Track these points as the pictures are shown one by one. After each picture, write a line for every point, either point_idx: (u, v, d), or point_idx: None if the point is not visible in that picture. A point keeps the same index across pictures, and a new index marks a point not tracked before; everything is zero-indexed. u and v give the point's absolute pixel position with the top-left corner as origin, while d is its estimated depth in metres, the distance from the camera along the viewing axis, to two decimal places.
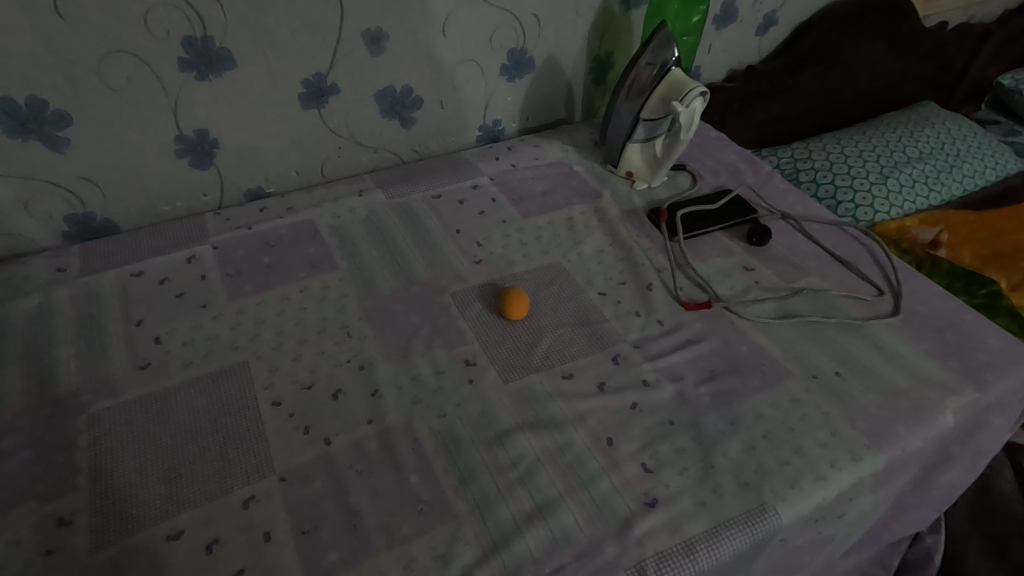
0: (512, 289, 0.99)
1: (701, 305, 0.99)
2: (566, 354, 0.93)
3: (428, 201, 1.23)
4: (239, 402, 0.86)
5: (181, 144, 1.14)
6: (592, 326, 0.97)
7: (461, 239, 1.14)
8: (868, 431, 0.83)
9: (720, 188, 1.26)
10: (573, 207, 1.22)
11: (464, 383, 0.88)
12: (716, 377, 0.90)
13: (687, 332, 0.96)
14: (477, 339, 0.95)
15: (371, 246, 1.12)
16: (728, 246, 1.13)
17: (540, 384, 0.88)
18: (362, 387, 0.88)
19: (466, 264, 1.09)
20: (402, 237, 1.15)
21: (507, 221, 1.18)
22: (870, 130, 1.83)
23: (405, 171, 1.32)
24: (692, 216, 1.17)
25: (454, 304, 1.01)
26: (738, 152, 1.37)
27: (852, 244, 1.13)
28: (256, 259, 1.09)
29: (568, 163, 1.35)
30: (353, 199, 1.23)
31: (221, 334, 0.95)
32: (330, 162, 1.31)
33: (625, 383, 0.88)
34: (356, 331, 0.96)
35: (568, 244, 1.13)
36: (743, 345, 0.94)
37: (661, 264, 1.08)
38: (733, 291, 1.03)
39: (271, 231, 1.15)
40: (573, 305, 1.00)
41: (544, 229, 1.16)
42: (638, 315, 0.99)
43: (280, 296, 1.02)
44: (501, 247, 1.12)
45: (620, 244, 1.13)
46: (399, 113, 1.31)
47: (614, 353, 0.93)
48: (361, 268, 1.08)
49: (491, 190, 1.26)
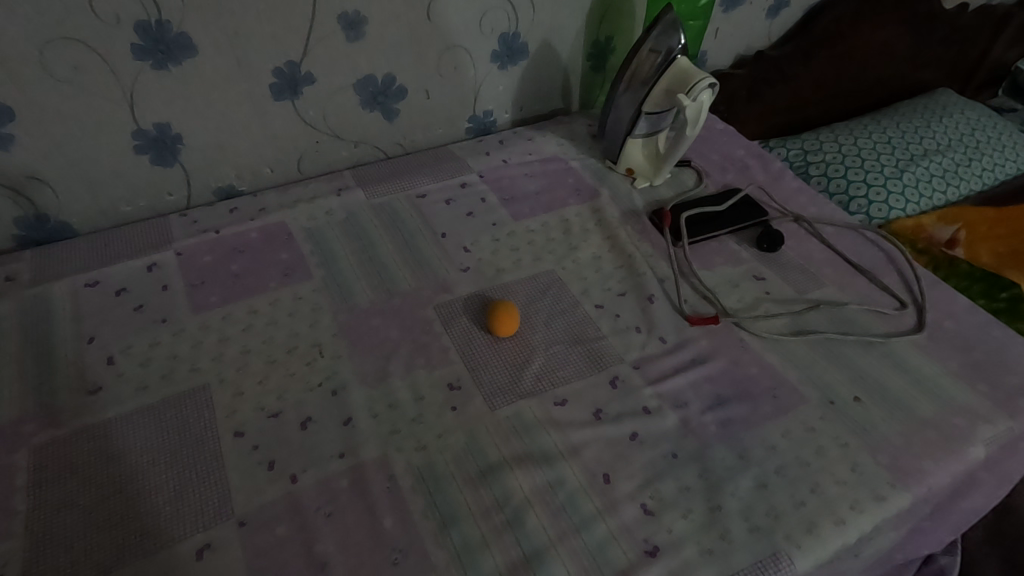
0: (500, 302, 0.91)
1: (707, 320, 0.91)
2: (559, 377, 0.84)
3: (412, 201, 1.14)
4: (200, 433, 0.78)
5: (141, 140, 1.04)
6: (588, 343, 0.89)
7: (446, 244, 1.05)
8: (892, 465, 0.75)
9: (727, 188, 1.17)
10: (568, 208, 1.13)
11: (447, 410, 0.80)
12: (724, 403, 0.82)
13: (692, 350, 0.88)
14: (461, 359, 0.86)
15: (348, 252, 1.03)
16: (736, 252, 1.04)
17: (530, 411, 0.80)
18: (334, 414, 0.80)
19: (452, 272, 1.00)
20: (383, 241, 1.06)
21: (497, 224, 1.09)
22: (884, 120, 1.73)
23: (388, 167, 1.23)
24: (698, 219, 1.08)
25: (438, 319, 0.92)
26: (747, 148, 1.27)
27: (871, 250, 1.04)
28: (223, 267, 1.00)
29: (564, 158, 1.25)
30: (330, 199, 1.13)
31: (182, 353, 0.87)
32: (308, 157, 1.21)
33: (624, 410, 0.80)
34: (330, 350, 0.88)
35: (563, 250, 1.04)
36: (753, 366, 0.86)
37: (664, 273, 1.00)
38: (742, 304, 0.95)
39: (241, 236, 1.06)
40: (567, 320, 0.92)
41: (537, 233, 1.07)
42: (638, 331, 0.91)
43: (247, 310, 0.93)
44: (490, 253, 1.04)
45: (620, 250, 1.04)
46: (381, 104, 1.21)
47: (612, 376, 0.84)
48: (337, 277, 0.99)
49: (480, 189, 1.17)
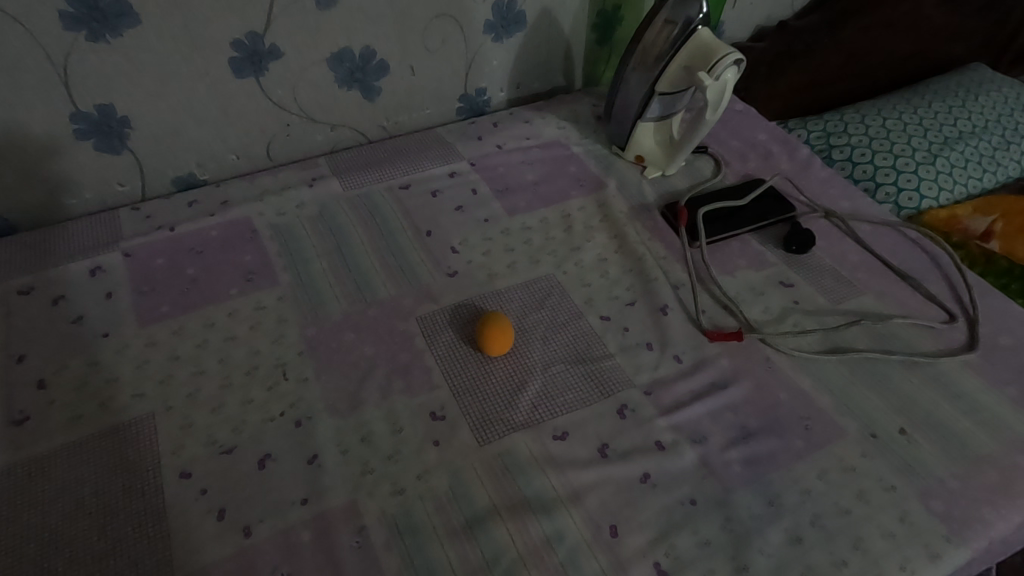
0: (491, 315, 0.79)
1: (729, 335, 0.79)
2: (559, 404, 0.73)
3: (394, 193, 1.01)
4: (139, 475, 0.66)
5: (80, 124, 0.91)
6: (592, 364, 0.77)
7: (432, 244, 0.93)
8: (947, 515, 0.64)
9: (748, 178, 1.04)
10: (570, 202, 1.00)
11: (428, 445, 0.69)
12: (749, 436, 0.71)
13: (712, 372, 0.77)
14: (446, 382, 0.75)
15: (321, 253, 0.91)
16: (760, 254, 0.92)
17: (524, 447, 0.69)
18: (297, 451, 0.69)
19: (437, 277, 0.88)
20: (359, 240, 0.93)
21: (489, 220, 0.97)
22: (914, 98, 1.58)
23: (368, 153, 1.10)
24: (717, 215, 0.95)
25: (419, 333, 0.81)
26: (770, 131, 1.14)
27: (913, 252, 0.92)
28: (177, 271, 0.88)
29: (565, 143, 1.12)
30: (302, 190, 1.01)
31: (124, 375, 0.75)
32: (278, 143, 1.08)
33: (634, 445, 0.69)
34: (295, 372, 0.76)
35: (563, 251, 0.92)
36: (781, 391, 0.75)
37: (678, 279, 0.88)
38: (768, 315, 0.83)
39: (198, 234, 0.93)
40: (568, 335, 0.80)
41: (535, 231, 0.95)
42: (650, 348, 0.79)
43: (202, 322, 0.81)
44: (481, 255, 0.91)
45: (628, 251, 0.92)
46: (360, 81, 1.07)
47: (619, 404, 0.73)
48: (307, 283, 0.87)
49: (471, 179, 1.04)
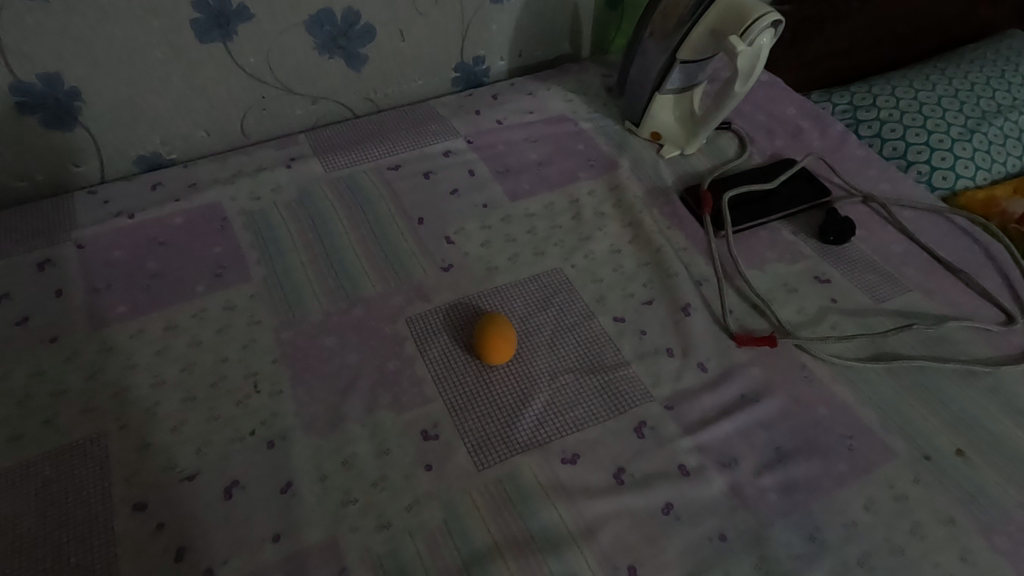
0: (491, 317, 0.69)
1: (759, 340, 0.70)
2: (568, 421, 0.64)
3: (382, 174, 0.90)
4: (86, 505, 0.58)
5: (24, 97, 0.80)
6: (605, 373, 0.68)
7: (424, 233, 0.83)
8: (1013, 552, 0.56)
9: (777, 158, 0.94)
10: (579, 185, 0.90)
11: (419, 471, 0.60)
12: (785, 459, 0.62)
13: (741, 383, 0.68)
14: (440, 396, 0.66)
15: (299, 243, 0.81)
16: (792, 245, 0.82)
17: (529, 472, 0.60)
18: (269, 477, 0.60)
19: (430, 272, 0.78)
20: (341, 229, 0.83)
21: (488, 206, 0.87)
22: (949, 68, 1.46)
23: (353, 129, 0.99)
24: (744, 201, 0.85)
25: (409, 337, 0.71)
26: (800, 105, 1.03)
27: (962, 243, 0.82)
28: (137, 264, 0.78)
29: (572, 118, 1.01)
30: (279, 171, 0.90)
31: (73, 388, 0.66)
32: (253, 117, 0.97)
33: (654, 470, 0.61)
34: (268, 382, 0.67)
35: (572, 242, 0.82)
36: (820, 405, 0.66)
37: (701, 273, 0.78)
38: (804, 316, 0.74)
39: (162, 221, 0.83)
40: (578, 339, 0.71)
41: (539, 219, 0.85)
42: (670, 354, 0.70)
43: (164, 324, 0.72)
44: (480, 246, 0.81)
45: (644, 242, 0.82)
46: (343, 48, 0.95)
47: (637, 420, 0.64)
48: (283, 278, 0.77)
49: (468, 158, 0.93)
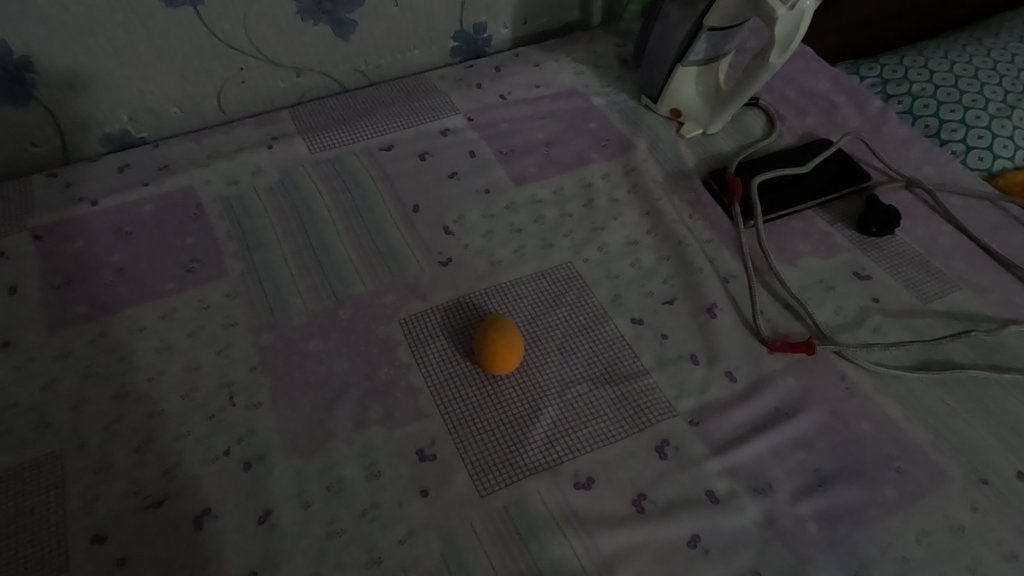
0: (495, 320, 0.62)
1: (795, 346, 0.63)
2: (581, 440, 0.57)
3: (373, 155, 0.82)
4: (38, 537, 0.51)
5: None
6: (623, 384, 0.61)
7: (420, 222, 0.75)
8: None
9: (810, 139, 0.85)
10: (591, 168, 0.81)
11: (413, 497, 0.54)
12: (825, 483, 0.55)
13: (774, 395, 0.61)
14: (437, 410, 0.59)
15: (282, 234, 0.73)
16: (828, 236, 0.74)
17: (537, 500, 0.54)
18: (245, 505, 0.53)
19: (426, 266, 0.70)
20: (328, 217, 0.75)
21: (491, 192, 0.78)
22: (987, 38, 1.34)
23: (342, 104, 0.90)
24: (775, 186, 0.77)
25: (404, 342, 0.64)
26: (834, 79, 0.93)
27: (1016, 234, 0.74)
28: (100, 257, 0.70)
29: (583, 92, 0.91)
30: (259, 152, 0.81)
31: (25, 400, 0.59)
32: (230, 91, 0.88)
33: (678, 497, 0.54)
34: (245, 393, 0.60)
35: (584, 233, 0.74)
36: (863, 420, 0.59)
37: (728, 269, 0.70)
38: (843, 318, 0.66)
39: (130, 208, 0.75)
40: (591, 344, 0.64)
41: (548, 207, 0.77)
42: (695, 362, 0.63)
43: (130, 327, 0.64)
44: (482, 238, 0.73)
45: (665, 232, 0.74)
46: (328, 13, 0.86)
47: (659, 439, 0.57)
48: (263, 274, 0.69)
49: (469, 137, 0.84)
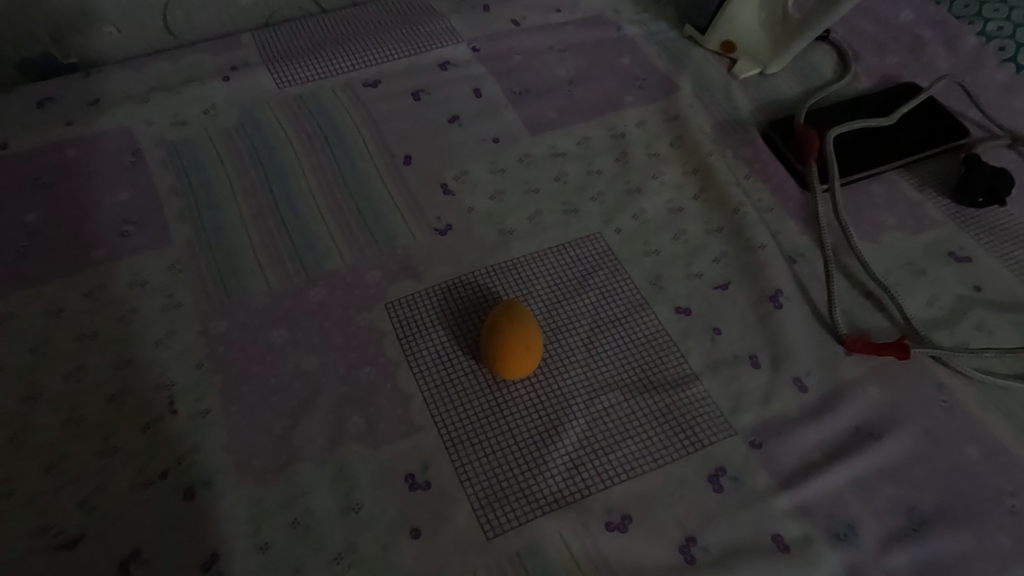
0: (508, 307, 0.49)
1: (881, 347, 0.50)
2: (614, 465, 0.45)
3: (354, 92, 0.66)
4: None
5: None
6: (666, 394, 0.48)
7: (412, 179, 0.60)
8: None
9: (891, 83, 0.69)
10: (623, 114, 0.66)
11: (401, 538, 0.42)
12: (921, 527, 0.44)
13: (855, 409, 0.48)
14: (433, 423, 0.47)
15: (240, 191, 0.58)
16: (917, 204, 0.60)
17: (559, 544, 0.42)
18: (187, 545, 0.42)
19: (419, 236, 0.56)
20: (297, 170, 0.60)
21: (500, 142, 0.63)
22: None
23: (316, 28, 0.73)
24: (855, 140, 0.62)
25: (391, 333, 0.51)
26: (920, 8, 0.74)
27: None
28: (11, 216, 0.55)
29: (614, 19, 0.74)
30: (213, 85, 0.65)
31: None
32: (178, 7, 0.70)
33: (739, 542, 0.43)
34: (188, 398, 0.47)
35: (616, 196, 0.60)
36: (967, 444, 0.47)
37: (795, 245, 0.57)
38: (938, 311, 0.53)
39: (51, 153, 0.60)
40: (626, 339, 0.51)
41: (570, 162, 0.62)
42: (755, 365, 0.50)
43: (46, 307, 0.51)
44: (488, 200, 0.59)
45: (716, 197, 0.60)
46: None
47: (712, 467, 0.45)
48: (215, 242, 0.55)
49: (473, 73, 0.68)
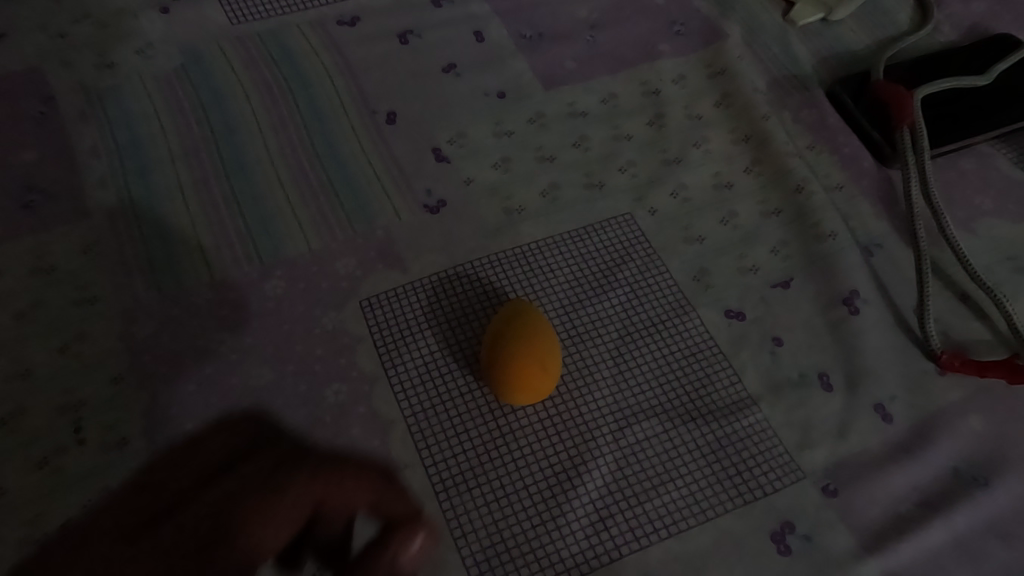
0: (517, 311, 0.37)
1: (985, 368, 0.40)
2: (652, 516, 0.35)
3: (325, 32, 0.53)
4: None
5: None
6: (715, 423, 0.38)
7: (396, 142, 0.48)
8: None
9: (981, 34, 0.57)
10: (658, 66, 0.54)
11: None
12: None
13: (952, 446, 0.38)
14: (419, 459, 0.36)
15: (179, 153, 0.46)
16: (1017, 185, 0.49)
17: None
18: None
19: (403, 214, 0.45)
20: (251, 128, 0.48)
21: (506, 97, 0.51)
22: None
23: None
24: (943, 103, 0.50)
25: (367, 339, 0.40)
26: None
27: None
28: None
29: None
30: (149, 19, 0.52)
31: None
32: None
33: None
34: (100, 423, 0.36)
35: (649, 168, 0.48)
36: None
37: (872, 233, 0.46)
38: None
39: None
40: (664, 352, 0.41)
41: (593, 125, 0.50)
42: (826, 387, 0.40)
43: None
44: (492, 171, 0.47)
45: (774, 172, 0.48)
46: None
47: (776, 521, 0.35)
48: (145, 218, 0.43)
49: (474, 11, 0.56)
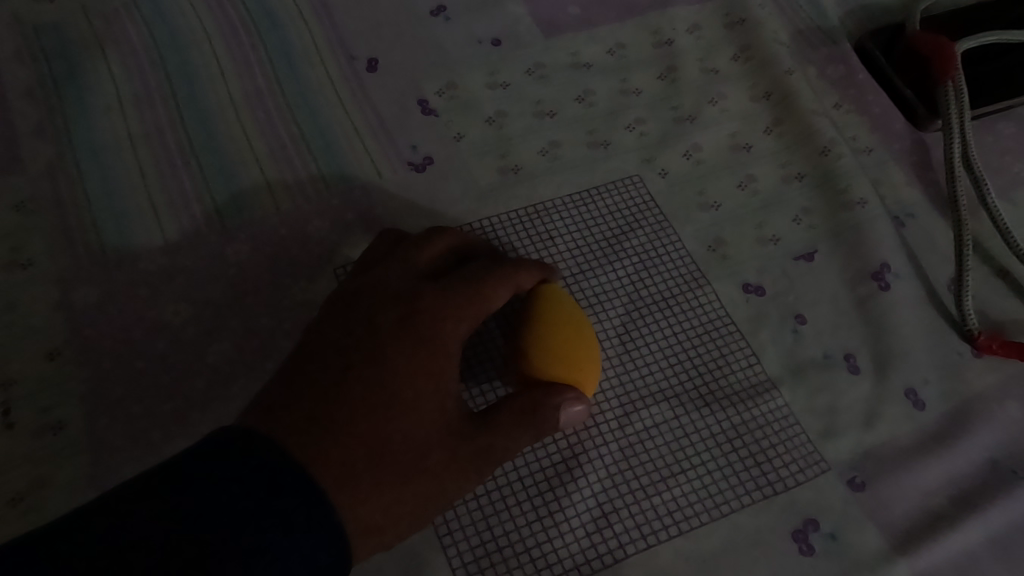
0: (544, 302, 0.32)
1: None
2: (663, 509, 0.32)
3: None
4: None
5: None
6: (730, 407, 0.34)
7: (378, 93, 0.43)
8: None
9: None
10: (670, 13, 0.48)
11: None
12: None
13: (989, 435, 0.35)
14: None
15: (129, 99, 0.41)
16: None
17: None
18: None
19: (385, 174, 0.40)
20: (213, 72, 0.42)
21: (502, 45, 0.46)
22: None
23: None
24: (978, 63, 0.46)
25: None
26: None
27: None
28: None
29: None
30: None
31: None
32: None
33: None
34: (34, 404, 0.32)
35: (660, 127, 0.43)
36: None
37: (902, 202, 0.42)
38: None
39: None
40: (675, 330, 0.36)
41: (599, 78, 0.45)
42: (853, 370, 0.36)
43: None
44: (485, 126, 0.42)
45: (797, 133, 0.44)
46: None
47: (798, 517, 0.32)
48: (88, 171, 0.38)
49: None
